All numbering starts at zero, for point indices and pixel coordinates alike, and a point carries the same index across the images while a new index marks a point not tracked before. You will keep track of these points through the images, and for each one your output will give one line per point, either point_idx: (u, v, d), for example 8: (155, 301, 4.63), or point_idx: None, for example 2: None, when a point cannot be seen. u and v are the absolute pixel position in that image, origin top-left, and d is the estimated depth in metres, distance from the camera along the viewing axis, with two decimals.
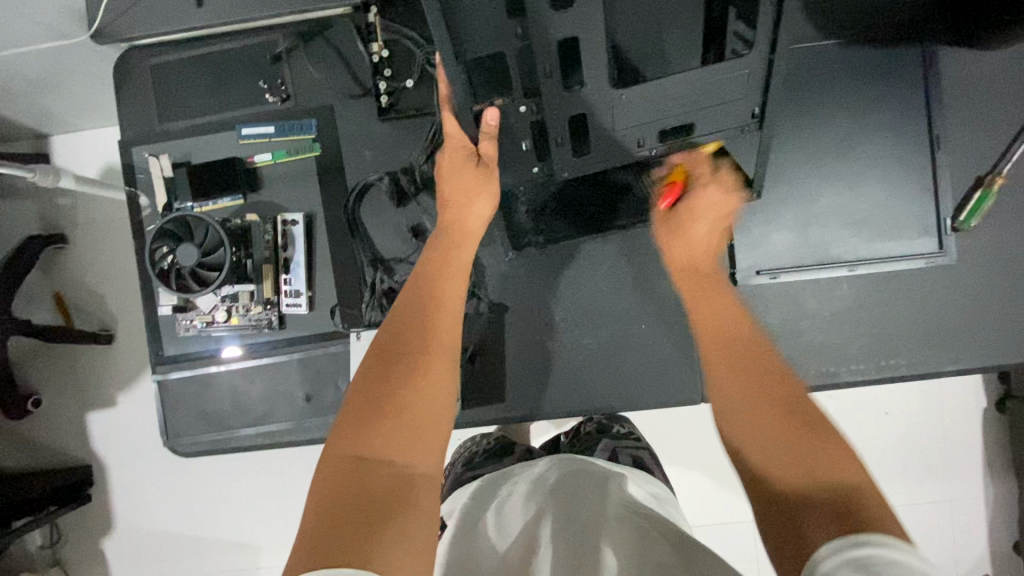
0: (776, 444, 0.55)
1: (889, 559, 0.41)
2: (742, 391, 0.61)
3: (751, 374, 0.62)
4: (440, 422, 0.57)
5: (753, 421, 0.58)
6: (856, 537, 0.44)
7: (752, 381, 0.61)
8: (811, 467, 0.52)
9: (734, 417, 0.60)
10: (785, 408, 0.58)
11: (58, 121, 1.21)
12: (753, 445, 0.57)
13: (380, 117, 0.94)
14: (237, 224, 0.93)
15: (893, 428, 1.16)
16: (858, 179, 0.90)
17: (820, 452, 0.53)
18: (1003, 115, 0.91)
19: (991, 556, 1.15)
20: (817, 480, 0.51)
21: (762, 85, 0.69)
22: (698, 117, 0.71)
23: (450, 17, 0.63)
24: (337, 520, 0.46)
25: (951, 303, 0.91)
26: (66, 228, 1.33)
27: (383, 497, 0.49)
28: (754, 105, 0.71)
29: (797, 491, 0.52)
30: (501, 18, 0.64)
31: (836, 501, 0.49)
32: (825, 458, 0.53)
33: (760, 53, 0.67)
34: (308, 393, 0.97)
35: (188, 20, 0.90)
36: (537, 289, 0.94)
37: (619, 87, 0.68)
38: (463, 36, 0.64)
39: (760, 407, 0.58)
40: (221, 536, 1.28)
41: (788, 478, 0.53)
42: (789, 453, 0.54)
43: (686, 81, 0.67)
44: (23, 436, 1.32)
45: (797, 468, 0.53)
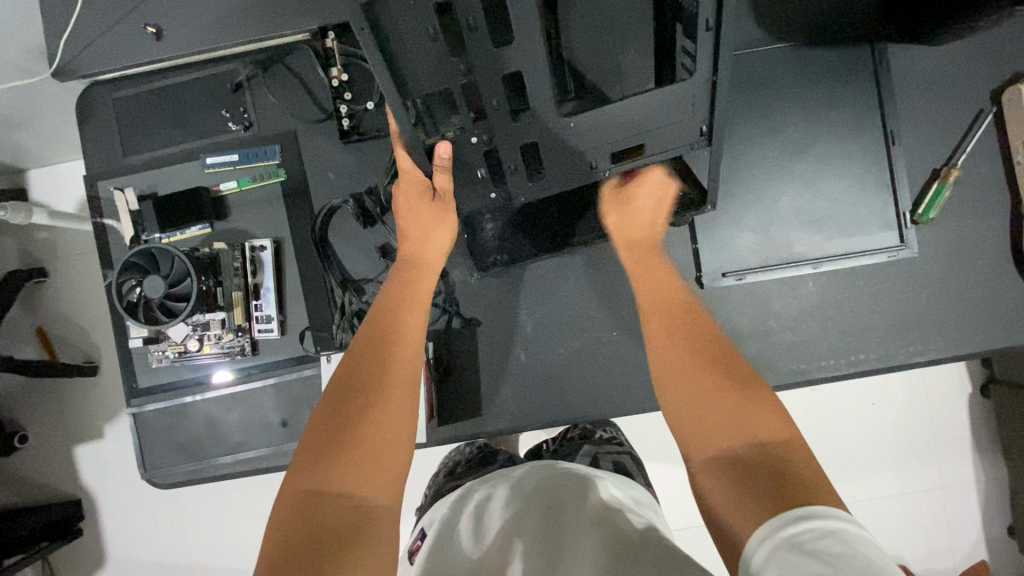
0: (715, 411, 0.60)
1: (822, 534, 0.44)
2: (677, 371, 0.65)
3: (693, 348, 0.66)
4: (400, 450, 0.58)
5: (694, 385, 0.63)
6: (792, 513, 0.47)
7: (689, 353, 0.66)
8: (746, 431, 0.57)
9: (674, 388, 0.64)
10: (729, 377, 0.62)
11: (32, 155, 1.21)
12: (690, 413, 0.62)
13: (343, 140, 0.95)
14: (205, 253, 0.92)
15: (879, 418, 1.17)
16: (818, 178, 0.91)
17: (753, 412, 0.58)
18: (962, 106, 0.92)
19: (982, 540, 1.16)
20: (754, 440, 0.56)
21: (709, 104, 0.70)
22: (648, 137, 0.72)
23: (390, 58, 0.62)
24: (294, 555, 0.48)
25: (918, 294, 0.92)
26: (45, 262, 1.33)
27: (340, 531, 0.50)
28: (703, 123, 0.72)
29: (732, 454, 0.56)
30: (442, 54, 0.63)
31: (765, 461, 0.53)
32: (759, 419, 0.57)
33: (703, 74, 0.67)
34: (285, 417, 0.97)
35: (147, 54, 0.90)
36: (507, 302, 0.95)
37: (568, 116, 0.69)
38: (407, 77, 0.64)
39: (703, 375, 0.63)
40: (213, 564, 1.27)
41: (723, 439, 0.57)
42: (724, 431, 0.58)
43: (631, 106, 0.68)
44: (9, 474, 1.32)
45: (732, 430, 0.58)
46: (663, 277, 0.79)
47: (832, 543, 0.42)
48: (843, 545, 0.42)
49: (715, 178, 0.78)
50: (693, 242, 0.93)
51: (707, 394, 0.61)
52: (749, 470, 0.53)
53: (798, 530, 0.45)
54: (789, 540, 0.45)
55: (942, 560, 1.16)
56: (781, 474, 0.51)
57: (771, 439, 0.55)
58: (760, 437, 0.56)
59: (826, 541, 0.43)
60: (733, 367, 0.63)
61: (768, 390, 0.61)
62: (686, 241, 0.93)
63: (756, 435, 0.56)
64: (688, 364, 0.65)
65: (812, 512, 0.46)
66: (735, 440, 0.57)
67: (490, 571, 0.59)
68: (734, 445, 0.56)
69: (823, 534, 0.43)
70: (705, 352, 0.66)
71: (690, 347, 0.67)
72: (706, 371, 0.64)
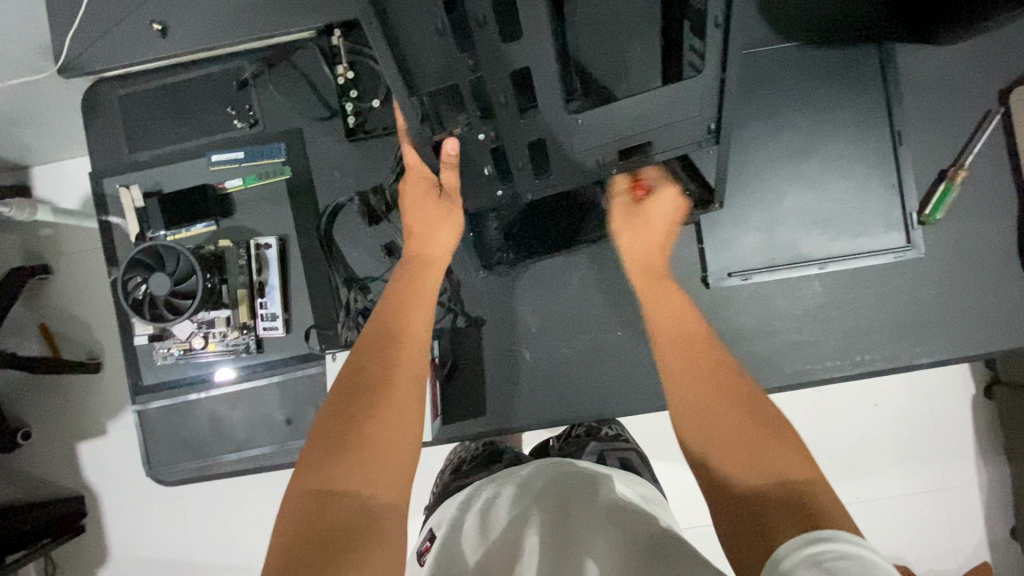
0: (737, 446, 0.59)
1: (841, 555, 0.43)
2: (698, 402, 0.65)
3: (712, 385, 0.66)
4: (405, 449, 0.58)
5: (716, 420, 0.62)
6: (814, 537, 0.46)
7: (711, 386, 0.66)
8: (769, 467, 0.56)
9: (693, 420, 0.64)
10: (750, 412, 0.62)
11: (36, 152, 1.21)
12: (712, 450, 0.61)
13: (348, 139, 0.95)
14: (211, 251, 0.93)
15: (883, 419, 1.16)
16: (824, 178, 0.91)
17: (777, 448, 0.58)
18: (970, 106, 0.92)
19: (985, 542, 1.16)
20: (778, 477, 0.55)
21: (717, 102, 0.70)
22: (656, 135, 0.71)
23: (399, 55, 0.62)
24: (299, 553, 0.48)
25: (923, 295, 0.92)
26: (49, 258, 1.33)
27: (346, 531, 0.50)
28: (710, 122, 0.71)
29: (755, 489, 0.55)
30: (450, 51, 0.63)
31: (789, 497, 0.53)
32: (782, 457, 0.57)
33: (711, 73, 0.67)
34: (289, 415, 0.97)
35: (153, 51, 0.90)
36: (512, 301, 0.95)
37: (576, 113, 0.69)
38: (415, 73, 0.64)
39: (725, 410, 0.63)
40: (216, 561, 1.27)
41: (746, 474, 0.57)
42: (746, 467, 0.57)
43: (638, 103, 0.68)
44: (12, 471, 1.32)
45: (755, 467, 0.57)
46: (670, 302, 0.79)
47: (849, 564, 0.41)
48: (861, 567, 0.41)
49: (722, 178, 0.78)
50: (698, 241, 0.92)
51: (729, 432, 0.61)
52: (772, 504, 0.53)
53: (818, 550, 0.44)
54: (808, 559, 0.44)
55: (945, 561, 1.16)
56: (804, 508, 0.51)
57: (795, 476, 0.55)
58: (782, 474, 0.55)
59: (844, 561, 0.42)
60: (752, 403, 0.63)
61: (789, 426, 0.61)
62: (691, 240, 0.93)
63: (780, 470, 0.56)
64: (709, 401, 0.65)
65: (834, 535, 0.45)
66: (758, 475, 0.56)
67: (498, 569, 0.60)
68: (756, 480, 0.56)
69: (840, 556, 0.43)
70: (724, 389, 0.65)
71: (708, 384, 0.66)
72: (729, 403, 0.63)
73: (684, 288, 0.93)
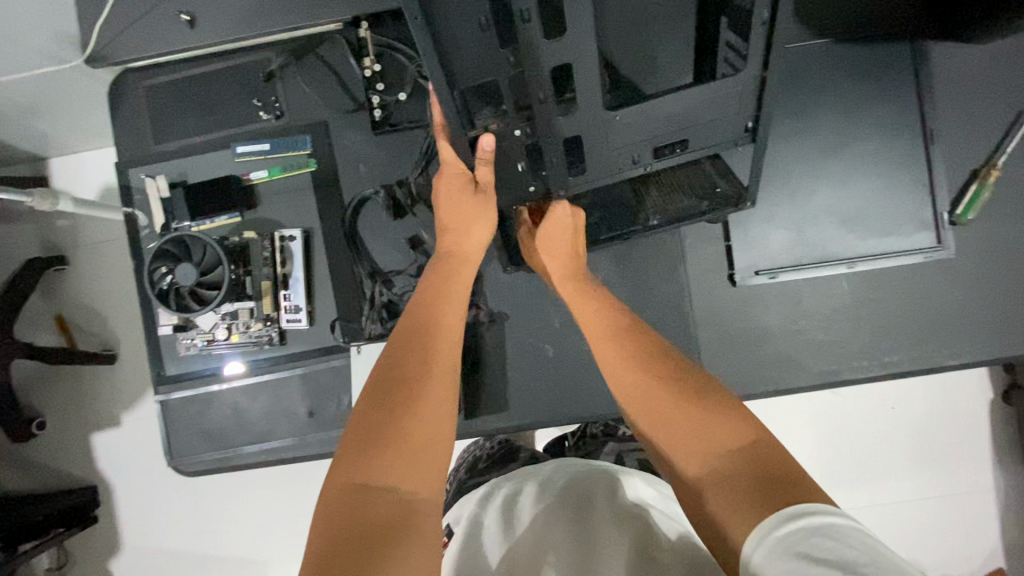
0: (680, 430, 0.57)
1: (811, 531, 0.43)
2: (636, 396, 0.63)
3: (646, 371, 0.64)
4: (441, 445, 0.58)
5: (655, 409, 0.61)
6: (779, 514, 0.45)
7: (644, 376, 0.64)
8: (713, 444, 0.54)
9: (638, 416, 0.63)
10: (683, 390, 0.60)
11: (55, 144, 1.22)
12: (664, 439, 0.59)
13: (375, 132, 0.95)
14: (235, 242, 0.93)
15: (900, 422, 1.15)
16: (853, 176, 0.90)
17: (714, 420, 0.56)
18: (998, 106, 0.91)
19: (1004, 548, 1.14)
20: (726, 448, 0.54)
21: (756, 100, 0.70)
22: (692, 133, 0.71)
23: (441, 49, 0.62)
24: (341, 549, 0.48)
25: (951, 296, 0.91)
26: (66, 250, 1.34)
27: (386, 524, 0.50)
28: (748, 119, 0.71)
29: (711, 467, 0.53)
30: (492, 47, 0.61)
31: (741, 468, 0.51)
32: (721, 426, 0.55)
33: (752, 71, 0.66)
34: (310, 408, 0.97)
35: (181, 41, 0.90)
36: (536, 296, 0.95)
37: (613, 109, 0.67)
38: (456, 67, 0.63)
39: (660, 395, 0.61)
40: (226, 554, 1.27)
41: (698, 458, 0.55)
42: (691, 452, 0.56)
43: (676, 101, 0.67)
44: (27, 460, 1.32)
45: (702, 446, 0.55)
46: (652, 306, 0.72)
47: (823, 542, 0.42)
48: (832, 543, 0.41)
49: (756, 178, 0.77)
50: (725, 239, 0.92)
51: (667, 418, 0.59)
52: (732, 478, 0.51)
53: (784, 535, 0.44)
54: (783, 543, 0.43)
55: (962, 566, 1.14)
56: (764, 477, 0.49)
57: (740, 442, 0.53)
58: (728, 445, 0.54)
59: (816, 540, 0.42)
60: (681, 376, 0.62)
61: (723, 392, 0.59)
62: (718, 238, 0.92)
63: (723, 441, 0.54)
64: (642, 392, 0.63)
65: (790, 512, 0.45)
66: (706, 453, 0.54)
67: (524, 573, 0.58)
68: (710, 459, 0.54)
69: (811, 533, 0.43)
70: (660, 372, 0.63)
71: (642, 370, 0.65)
72: (661, 387, 0.62)
73: (710, 286, 0.93)
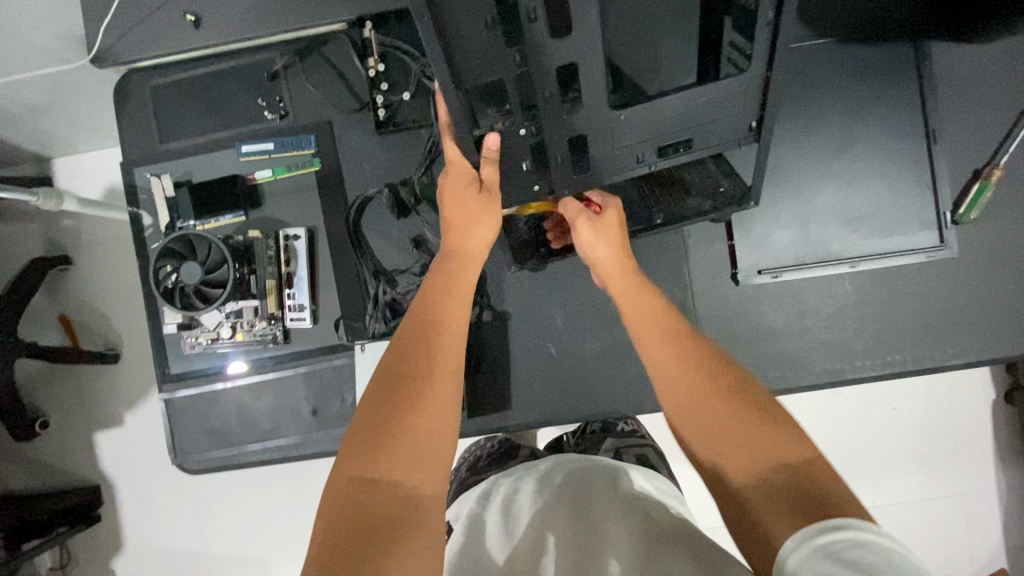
0: (731, 433, 0.56)
1: (850, 542, 0.43)
2: (685, 391, 0.61)
3: (700, 368, 0.61)
4: (444, 440, 0.58)
5: (704, 407, 0.59)
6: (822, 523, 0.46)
7: (695, 372, 0.61)
8: (766, 453, 0.54)
9: (682, 411, 0.60)
10: (739, 395, 0.58)
11: (60, 144, 1.22)
12: (709, 438, 0.57)
13: (378, 132, 0.95)
14: (239, 240, 0.93)
15: (903, 422, 1.15)
16: (856, 176, 0.90)
17: (771, 431, 0.55)
18: (1001, 106, 0.91)
19: (1008, 548, 1.14)
20: (780, 461, 0.53)
21: (759, 100, 0.70)
22: (696, 132, 0.71)
23: (448, 48, 0.62)
24: (343, 544, 0.48)
25: (954, 296, 0.91)
26: (70, 250, 1.34)
27: (388, 520, 0.50)
28: (752, 119, 0.72)
29: (760, 477, 0.53)
30: (498, 46, 0.62)
31: (794, 482, 0.51)
32: (776, 438, 0.54)
33: (757, 69, 0.67)
34: (315, 406, 0.97)
35: (187, 42, 0.91)
36: (539, 295, 0.95)
37: (618, 108, 0.68)
38: (462, 67, 0.64)
39: (712, 395, 0.59)
40: (229, 552, 1.28)
41: (746, 464, 0.54)
42: (741, 457, 0.54)
43: (682, 100, 0.68)
44: (31, 459, 1.33)
45: (753, 453, 0.54)
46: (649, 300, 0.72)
47: (862, 552, 0.42)
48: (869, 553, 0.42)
49: (760, 177, 0.77)
50: (728, 238, 0.92)
51: (717, 422, 0.57)
52: (782, 491, 0.50)
53: (829, 542, 0.44)
54: (820, 549, 0.44)
55: (965, 567, 1.14)
56: (815, 495, 0.49)
57: (795, 456, 0.53)
58: (782, 458, 0.53)
59: (859, 550, 0.42)
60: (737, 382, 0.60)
61: (779, 404, 0.58)
62: (722, 237, 0.92)
63: (777, 456, 0.53)
64: (694, 392, 0.60)
65: (838, 523, 0.45)
66: (756, 464, 0.53)
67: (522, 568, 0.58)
68: (759, 468, 0.53)
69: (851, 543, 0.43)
70: (712, 372, 0.61)
71: (695, 366, 0.62)
72: (715, 387, 0.59)
73: (713, 285, 0.93)
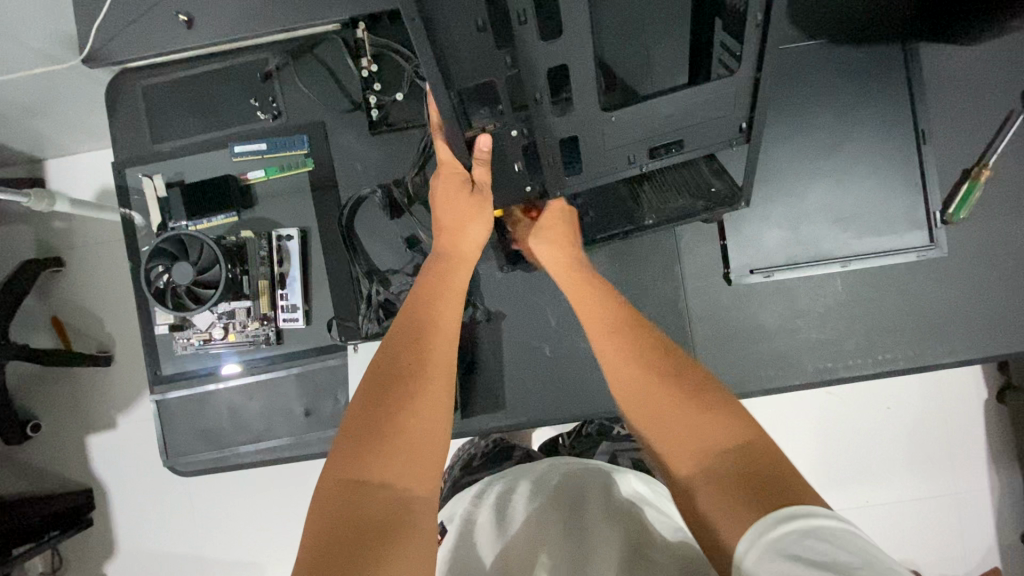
0: (677, 427, 0.57)
1: (805, 534, 0.43)
2: (634, 389, 0.63)
3: (647, 366, 0.63)
4: (435, 443, 0.58)
5: (652, 403, 0.60)
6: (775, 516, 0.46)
7: (644, 369, 0.63)
8: (709, 442, 0.54)
9: (634, 410, 0.62)
10: (683, 388, 0.60)
11: (51, 145, 1.22)
12: (658, 433, 0.59)
13: (372, 132, 0.95)
14: (232, 241, 0.92)
15: (895, 421, 1.16)
16: (847, 176, 0.91)
17: (712, 420, 0.56)
18: (990, 107, 0.92)
19: (1000, 547, 1.15)
20: (721, 449, 0.53)
21: (750, 101, 0.70)
22: (687, 134, 0.72)
23: (438, 50, 0.61)
24: (335, 548, 0.48)
25: (945, 295, 0.91)
26: (61, 251, 1.33)
27: (381, 523, 0.50)
28: (742, 120, 0.72)
29: (705, 466, 0.53)
30: (488, 48, 0.62)
31: (735, 469, 0.51)
32: (718, 426, 0.55)
33: (746, 71, 0.67)
34: (308, 407, 0.97)
35: (179, 41, 0.90)
36: (532, 295, 0.95)
37: (609, 110, 0.68)
38: (453, 70, 0.63)
39: (658, 389, 0.61)
40: (222, 556, 1.27)
41: (694, 455, 0.55)
42: (687, 450, 0.55)
43: (672, 101, 0.68)
44: (22, 463, 1.32)
45: (697, 443, 0.55)
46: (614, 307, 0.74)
47: (815, 544, 0.42)
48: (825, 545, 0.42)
49: (750, 178, 0.78)
50: (721, 237, 0.92)
51: (667, 415, 0.58)
52: (726, 478, 0.51)
53: (782, 534, 0.44)
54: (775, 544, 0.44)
55: (957, 566, 1.15)
56: (755, 480, 0.49)
57: (737, 443, 0.53)
58: (725, 446, 0.53)
59: (811, 542, 0.43)
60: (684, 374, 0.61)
61: (723, 393, 0.58)
62: (714, 236, 0.93)
63: (721, 443, 0.54)
64: (643, 387, 0.62)
65: (791, 513, 0.45)
66: (700, 454, 0.54)
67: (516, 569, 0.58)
68: (704, 458, 0.54)
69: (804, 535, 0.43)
70: (660, 367, 0.63)
71: (644, 364, 0.64)
72: (661, 383, 0.61)
73: (705, 284, 0.93)
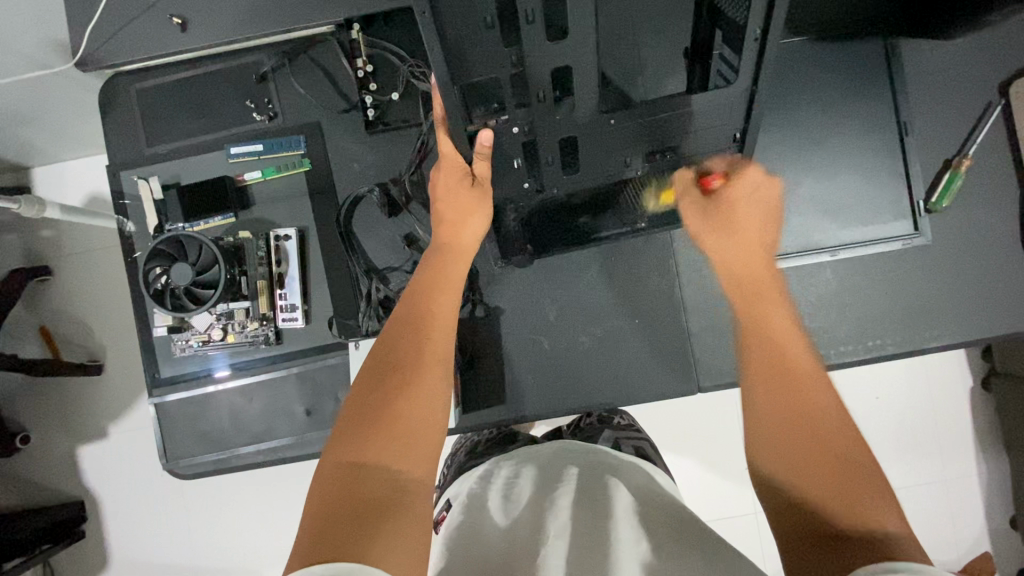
0: (807, 464, 0.53)
1: None
2: (773, 410, 0.58)
3: (793, 397, 0.58)
4: (433, 427, 0.59)
5: (782, 429, 0.56)
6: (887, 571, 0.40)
7: (792, 398, 0.58)
8: (844, 498, 0.50)
9: (766, 431, 0.57)
10: (832, 439, 0.54)
11: (39, 153, 1.21)
12: (782, 457, 0.55)
13: (368, 131, 0.96)
14: (230, 241, 0.94)
15: (885, 410, 1.19)
16: (833, 169, 0.94)
17: (858, 485, 0.51)
18: (968, 101, 0.95)
19: (990, 532, 1.17)
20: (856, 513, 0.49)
21: (745, 113, 0.73)
22: (682, 141, 0.75)
23: (449, 42, 0.61)
24: (333, 521, 0.48)
25: (930, 282, 0.94)
26: (50, 260, 1.32)
27: (378, 500, 0.51)
28: (736, 130, 0.75)
29: (830, 517, 0.49)
30: (496, 45, 0.62)
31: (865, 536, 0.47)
32: (860, 489, 0.50)
33: (742, 82, 0.68)
34: (309, 406, 0.97)
35: (173, 44, 0.91)
36: (530, 290, 0.96)
37: (609, 114, 0.70)
38: (462, 64, 0.63)
39: (802, 427, 0.56)
40: (220, 563, 1.25)
41: (828, 504, 0.50)
42: (814, 494, 0.51)
43: (671, 109, 0.70)
44: (13, 475, 1.30)
45: (836, 493, 0.50)
46: (772, 312, 0.67)
47: None
48: None
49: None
50: None
51: (788, 441, 0.55)
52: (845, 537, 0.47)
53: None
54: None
55: (950, 550, 1.17)
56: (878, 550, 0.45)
57: (877, 515, 0.48)
58: (862, 511, 0.49)
59: None
60: (817, 408, 0.56)
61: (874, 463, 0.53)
62: None
63: (859, 506, 0.49)
64: (790, 417, 0.57)
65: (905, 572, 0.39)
66: (834, 507, 0.50)
67: (522, 544, 0.59)
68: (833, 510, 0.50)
69: None
70: (806, 403, 0.57)
71: (789, 394, 0.58)
72: (811, 425, 0.55)
73: (700, 276, 0.95)
